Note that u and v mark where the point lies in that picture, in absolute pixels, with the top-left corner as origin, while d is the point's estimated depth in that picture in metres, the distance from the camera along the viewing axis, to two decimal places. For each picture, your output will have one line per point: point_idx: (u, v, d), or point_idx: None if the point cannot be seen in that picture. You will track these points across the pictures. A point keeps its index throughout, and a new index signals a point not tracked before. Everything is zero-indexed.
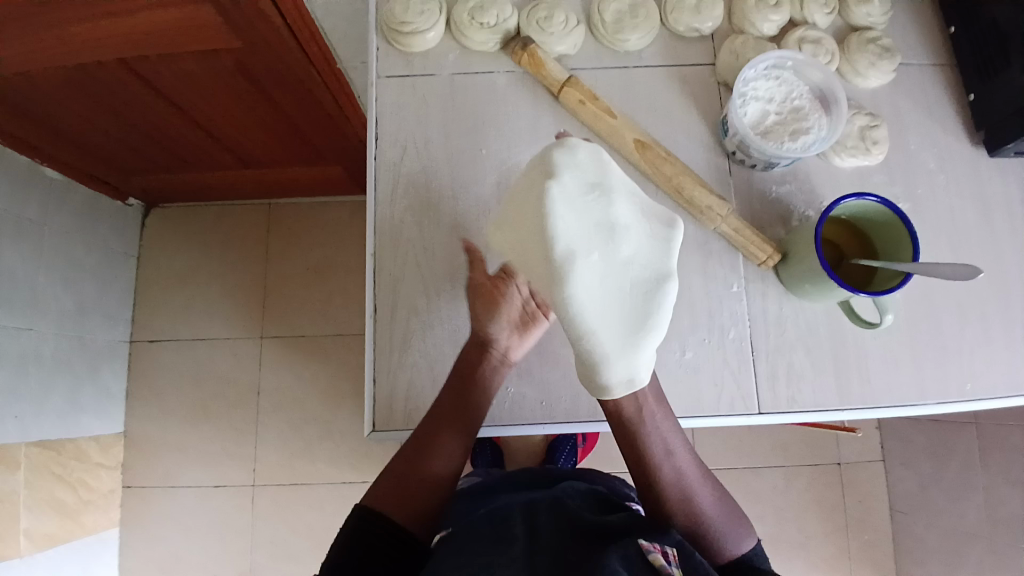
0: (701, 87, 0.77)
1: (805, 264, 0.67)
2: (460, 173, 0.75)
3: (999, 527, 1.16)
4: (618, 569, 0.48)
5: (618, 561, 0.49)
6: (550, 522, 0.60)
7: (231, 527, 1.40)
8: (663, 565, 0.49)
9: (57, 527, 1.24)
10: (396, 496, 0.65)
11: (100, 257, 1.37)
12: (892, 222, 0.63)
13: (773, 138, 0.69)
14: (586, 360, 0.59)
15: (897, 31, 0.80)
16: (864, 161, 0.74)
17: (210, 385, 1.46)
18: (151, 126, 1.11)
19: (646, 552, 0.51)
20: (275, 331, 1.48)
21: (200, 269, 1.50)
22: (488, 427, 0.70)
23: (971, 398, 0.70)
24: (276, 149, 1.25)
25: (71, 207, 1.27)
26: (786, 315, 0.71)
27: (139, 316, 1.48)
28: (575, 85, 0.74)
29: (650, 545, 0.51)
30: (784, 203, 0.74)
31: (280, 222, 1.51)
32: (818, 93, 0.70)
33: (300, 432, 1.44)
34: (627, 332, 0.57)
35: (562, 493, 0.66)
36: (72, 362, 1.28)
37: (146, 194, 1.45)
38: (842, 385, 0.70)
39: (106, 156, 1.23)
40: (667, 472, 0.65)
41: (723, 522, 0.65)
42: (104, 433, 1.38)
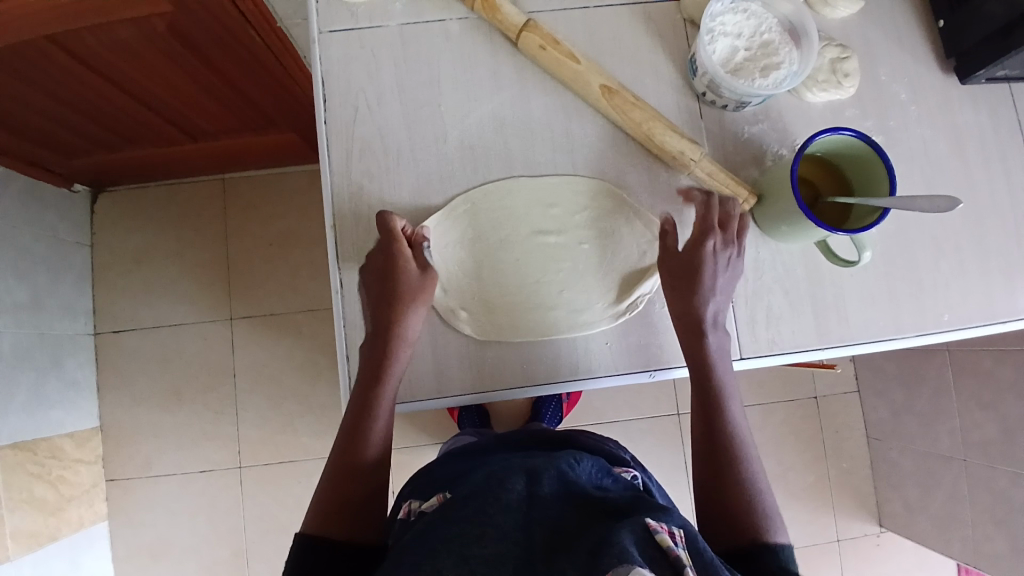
0: (667, 24, 0.73)
1: (781, 206, 0.65)
2: (419, 134, 0.70)
3: (971, 447, 1.22)
4: (632, 548, 0.49)
5: (628, 540, 0.50)
6: (553, 494, 0.59)
7: (222, 510, 1.39)
8: (670, 546, 0.50)
9: (42, 527, 1.21)
10: (339, 481, 0.63)
11: (50, 247, 1.30)
12: (867, 155, 0.62)
13: (744, 75, 0.66)
14: (587, 300, 0.69)
15: None
16: (836, 94, 0.72)
17: (182, 370, 1.42)
18: (91, 106, 1.04)
19: (654, 531, 0.52)
20: (244, 311, 1.43)
21: (159, 251, 1.43)
22: (469, 395, 0.67)
23: (946, 329, 0.71)
24: (224, 120, 1.18)
25: (13, 196, 1.20)
26: (763, 258, 0.70)
27: (100, 305, 1.42)
28: (533, 29, 0.69)
29: (656, 524, 0.53)
30: (756, 143, 0.71)
31: (236, 197, 1.45)
32: (787, 26, 0.67)
33: (283, 410, 1.41)
34: (618, 258, 0.70)
35: (561, 455, 0.66)
36: (35, 359, 1.23)
37: (92, 178, 1.37)
38: (821, 325, 0.70)
39: (42, 139, 1.14)
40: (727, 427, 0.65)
41: (767, 505, 0.61)
42: (78, 428, 1.34)
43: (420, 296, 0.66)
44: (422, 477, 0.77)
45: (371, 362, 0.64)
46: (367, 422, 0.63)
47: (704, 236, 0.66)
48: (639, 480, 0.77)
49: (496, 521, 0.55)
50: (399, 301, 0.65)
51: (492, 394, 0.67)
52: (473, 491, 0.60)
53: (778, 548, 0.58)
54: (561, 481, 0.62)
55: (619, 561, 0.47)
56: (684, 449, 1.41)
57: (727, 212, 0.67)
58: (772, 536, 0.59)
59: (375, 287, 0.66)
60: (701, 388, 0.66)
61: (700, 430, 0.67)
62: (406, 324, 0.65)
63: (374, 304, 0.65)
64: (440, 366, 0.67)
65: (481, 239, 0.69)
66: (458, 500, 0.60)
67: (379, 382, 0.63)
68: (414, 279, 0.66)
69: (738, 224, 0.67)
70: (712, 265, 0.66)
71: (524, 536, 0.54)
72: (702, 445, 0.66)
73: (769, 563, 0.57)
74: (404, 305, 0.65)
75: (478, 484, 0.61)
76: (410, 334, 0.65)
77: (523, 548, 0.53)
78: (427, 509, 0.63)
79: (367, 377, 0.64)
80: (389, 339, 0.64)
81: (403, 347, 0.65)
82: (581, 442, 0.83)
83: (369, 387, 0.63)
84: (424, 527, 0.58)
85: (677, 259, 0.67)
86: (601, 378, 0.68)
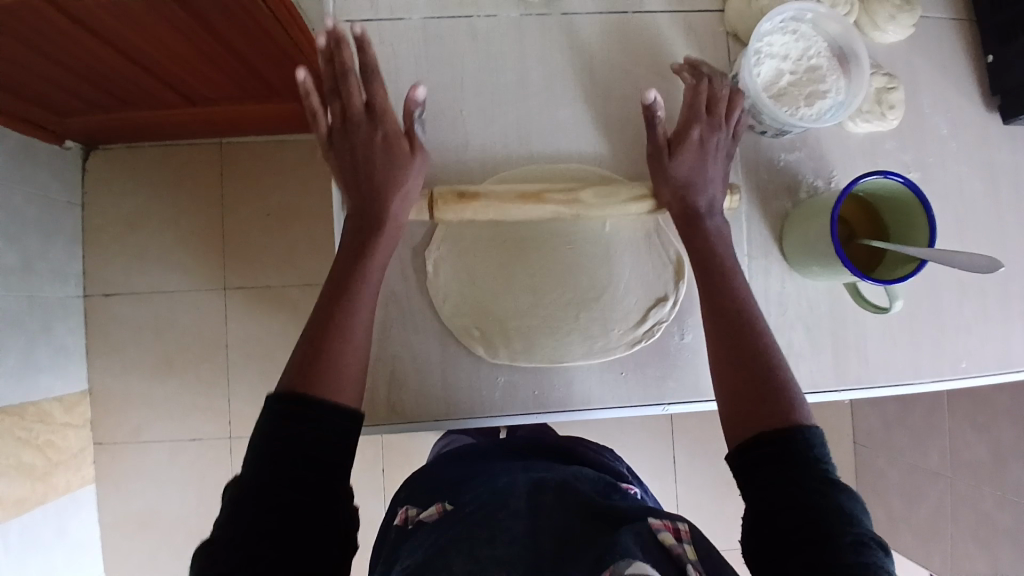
0: (708, 36, 0.69)
1: (814, 246, 0.62)
2: (440, 140, 0.66)
3: (959, 466, 1.23)
4: (633, 546, 0.46)
5: (629, 538, 0.48)
6: (558, 504, 0.58)
7: (211, 481, 1.39)
8: (673, 544, 0.48)
9: (29, 493, 1.20)
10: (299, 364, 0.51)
11: (40, 208, 1.25)
12: (911, 203, 0.59)
13: (787, 102, 0.63)
14: (594, 321, 0.67)
15: None
16: (878, 127, 0.68)
17: (175, 340, 1.39)
18: (90, 69, 0.99)
19: (656, 531, 0.50)
20: (240, 281, 1.39)
21: (153, 215, 1.38)
22: (479, 420, 0.65)
23: (962, 375, 0.70)
24: (228, 87, 1.12)
25: (6, 156, 1.15)
26: (787, 293, 0.68)
27: (91, 268, 1.38)
28: (440, 195, 0.63)
29: (659, 523, 0.51)
30: (791, 172, 0.68)
31: (235, 164, 1.39)
32: (837, 50, 0.64)
33: (275, 385, 1.39)
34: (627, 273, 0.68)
35: (568, 475, 0.65)
36: (24, 324, 1.20)
37: (85, 136, 1.31)
38: (840, 366, 0.68)
39: (35, 98, 1.09)
40: (741, 315, 0.56)
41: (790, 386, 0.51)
42: (67, 393, 1.32)
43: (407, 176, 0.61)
44: (418, 480, 0.75)
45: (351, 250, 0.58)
46: (339, 305, 0.55)
47: (691, 122, 0.62)
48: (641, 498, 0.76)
49: (506, 525, 0.54)
50: (381, 173, 0.60)
51: (501, 418, 0.65)
52: (480, 501, 0.59)
53: (806, 429, 0.47)
54: (565, 493, 0.60)
55: (620, 555, 0.45)
56: (674, 444, 1.36)
57: (714, 92, 0.63)
58: (802, 420, 0.48)
59: (353, 142, 0.61)
60: (710, 293, 0.58)
61: (712, 327, 0.56)
62: (393, 185, 0.60)
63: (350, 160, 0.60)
64: (451, 387, 0.65)
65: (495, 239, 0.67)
66: (463, 508, 0.59)
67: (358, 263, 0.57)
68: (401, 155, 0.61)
69: (729, 103, 0.63)
70: (706, 153, 0.62)
71: (532, 539, 0.53)
72: (723, 359, 0.54)
73: (800, 453, 0.46)
74: (387, 173, 0.60)
75: (484, 494, 0.60)
76: (395, 204, 0.60)
77: (531, 548, 0.52)
78: (426, 518, 0.62)
79: (343, 261, 0.58)
80: (375, 199, 0.60)
81: (388, 214, 0.60)
82: (583, 452, 0.81)
83: (347, 268, 0.57)
84: (429, 534, 0.57)
85: (676, 176, 0.62)
86: (615, 411, 0.67)
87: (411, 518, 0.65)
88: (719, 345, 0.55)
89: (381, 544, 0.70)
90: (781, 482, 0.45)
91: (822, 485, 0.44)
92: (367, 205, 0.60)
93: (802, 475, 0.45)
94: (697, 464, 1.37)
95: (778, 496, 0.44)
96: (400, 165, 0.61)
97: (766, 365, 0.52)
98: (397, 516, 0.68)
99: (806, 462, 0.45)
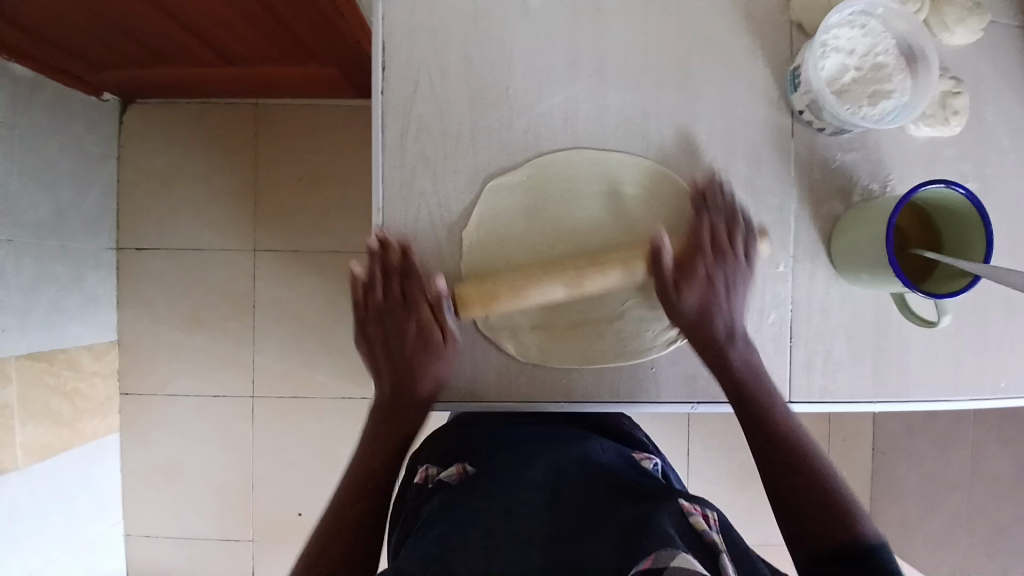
0: (769, 26, 0.66)
1: (865, 251, 0.60)
2: (482, 120, 0.65)
3: (979, 480, 1.21)
4: (670, 530, 0.46)
5: (666, 522, 0.47)
6: (578, 475, 0.59)
7: (232, 436, 1.42)
8: (705, 529, 0.48)
9: (55, 437, 1.25)
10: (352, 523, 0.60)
11: (76, 160, 1.26)
12: (970, 218, 0.56)
13: (849, 99, 0.60)
14: (622, 338, 0.67)
15: None
16: (939, 132, 0.65)
17: (203, 297, 1.41)
18: (129, 25, 0.99)
19: (687, 513, 0.50)
20: (269, 243, 1.40)
21: (187, 173, 1.39)
22: (505, 404, 0.67)
23: (1002, 396, 0.68)
24: (264, 47, 1.11)
25: (41, 106, 1.16)
26: (831, 298, 0.66)
27: (124, 221, 1.40)
28: (463, 294, 0.61)
29: (691, 506, 0.51)
30: (846, 174, 0.66)
31: (269, 125, 1.39)
32: (905, 48, 0.60)
33: (298, 349, 1.41)
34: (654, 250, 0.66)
35: (585, 442, 0.66)
36: (56, 273, 1.23)
37: (122, 90, 1.31)
38: (878, 378, 0.67)
39: (73, 50, 1.09)
40: (782, 432, 0.61)
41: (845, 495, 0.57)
42: (97, 342, 1.35)
43: (429, 348, 0.63)
44: (442, 437, 0.76)
45: (387, 408, 0.65)
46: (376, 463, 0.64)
47: (699, 258, 0.62)
48: (661, 469, 0.74)
49: (523, 500, 0.55)
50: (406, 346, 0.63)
51: (525, 406, 0.66)
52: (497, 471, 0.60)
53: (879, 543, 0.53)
54: (583, 464, 0.61)
55: (659, 540, 0.44)
56: (689, 435, 1.33)
57: (726, 224, 0.62)
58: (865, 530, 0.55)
59: (387, 325, 0.64)
60: (751, 419, 0.62)
61: (760, 448, 0.61)
62: (421, 374, 0.64)
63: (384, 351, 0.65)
64: (478, 373, 0.66)
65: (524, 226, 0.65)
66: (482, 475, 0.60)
67: (391, 430, 0.65)
68: (422, 330, 0.63)
69: (733, 236, 0.62)
70: (714, 285, 0.62)
71: (549, 516, 0.54)
72: (775, 471, 0.60)
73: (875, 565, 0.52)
74: (413, 353, 0.63)
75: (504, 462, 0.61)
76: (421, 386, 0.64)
77: (549, 526, 0.52)
78: (448, 479, 0.64)
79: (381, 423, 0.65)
80: (403, 369, 0.64)
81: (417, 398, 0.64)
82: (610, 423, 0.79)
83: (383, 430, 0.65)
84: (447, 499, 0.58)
85: (690, 306, 0.62)
86: (641, 407, 0.67)
87: (430, 478, 0.66)
88: (766, 461, 0.61)
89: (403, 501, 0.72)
90: None
91: None
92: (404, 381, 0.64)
93: None
94: (709, 458, 1.34)
95: None
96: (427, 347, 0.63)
97: (816, 480, 0.58)
98: (418, 473, 0.69)
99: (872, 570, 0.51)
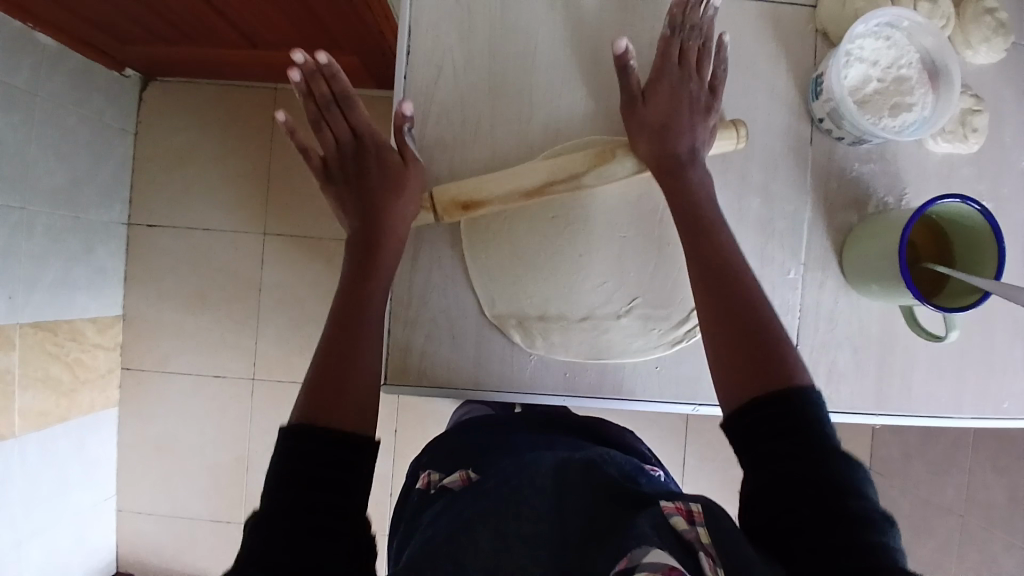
0: (794, 34, 0.66)
1: (876, 261, 0.60)
2: (503, 110, 0.66)
3: (973, 507, 1.20)
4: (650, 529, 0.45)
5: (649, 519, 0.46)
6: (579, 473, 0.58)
7: (229, 417, 1.42)
8: (694, 530, 0.46)
9: (54, 406, 1.25)
10: (326, 379, 0.54)
11: (94, 131, 1.27)
12: (983, 235, 0.57)
13: (869, 110, 0.60)
14: (625, 333, 0.67)
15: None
16: (956, 149, 0.65)
17: (210, 277, 1.41)
18: (158, 0, 1.00)
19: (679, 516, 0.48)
20: (279, 228, 1.41)
21: (203, 152, 1.40)
22: (508, 395, 0.66)
23: (1004, 417, 0.68)
24: (288, 33, 1.12)
25: (63, 75, 1.16)
26: (840, 309, 0.66)
27: (137, 196, 1.40)
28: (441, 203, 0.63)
29: (682, 506, 0.49)
30: (862, 185, 0.66)
31: (287, 110, 1.40)
32: (929, 63, 0.61)
33: (301, 334, 1.41)
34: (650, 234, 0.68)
35: (596, 450, 0.65)
36: (66, 242, 1.23)
37: (144, 66, 1.32)
38: (882, 391, 0.67)
39: (99, 22, 1.10)
40: (729, 275, 0.56)
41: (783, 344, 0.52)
42: (101, 315, 1.35)
43: (388, 177, 0.62)
44: (444, 440, 0.76)
45: (354, 250, 0.61)
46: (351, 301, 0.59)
47: (667, 78, 0.62)
48: (663, 479, 0.73)
49: (527, 502, 0.54)
50: (364, 179, 0.63)
51: (530, 397, 0.66)
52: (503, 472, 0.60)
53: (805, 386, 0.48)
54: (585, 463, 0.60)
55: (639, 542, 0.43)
56: (685, 445, 1.33)
57: (687, 50, 0.62)
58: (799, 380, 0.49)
59: (350, 164, 0.64)
60: (702, 267, 0.57)
61: (701, 290, 0.57)
62: (392, 193, 0.62)
63: (352, 183, 0.63)
64: (483, 362, 0.67)
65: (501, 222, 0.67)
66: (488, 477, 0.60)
67: (360, 267, 0.60)
68: (381, 160, 0.63)
69: (697, 59, 0.62)
70: (682, 110, 0.62)
71: (552, 520, 0.53)
72: (716, 321, 0.55)
73: (796, 413, 0.47)
74: (376, 182, 0.62)
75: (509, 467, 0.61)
76: (393, 200, 0.62)
77: (554, 533, 0.51)
78: (449, 484, 0.63)
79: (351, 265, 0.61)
80: (366, 212, 0.62)
81: (393, 216, 0.62)
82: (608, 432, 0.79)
83: (353, 272, 0.60)
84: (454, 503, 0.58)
85: (653, 136, 0.61)
86: (644, 405, 0.67)
87: (434, 484, 0.66)
88: (708, 305, 0.56)
89: (405, 505, 0.71)
90: (780, 443, 0.46)
91: (818, 443, 0.45)
92: (373, 203, 0.62)
93: (801, 438, 0.46)
94: (704, 469, 1.33)
95: (777, 471, 0.45)
96: (388, 174, 0.63)
97: (755, 327, 0.53)
98: (419, 479, 0.69)
99: (803, 426, 0.46)
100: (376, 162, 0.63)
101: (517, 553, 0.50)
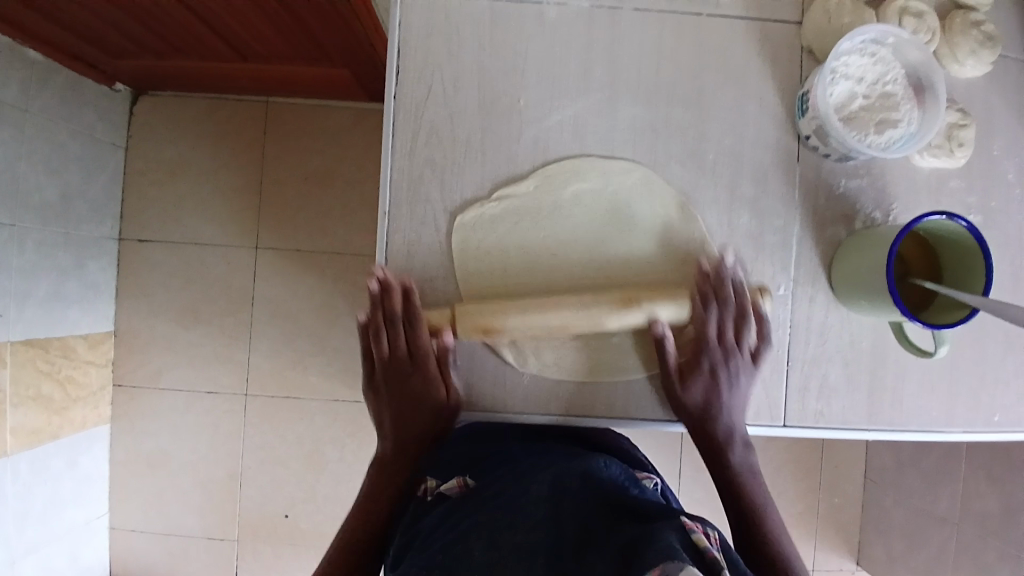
0: (781, 50, 0.67)
1: (864, 277, 0.61)
2: (492, 129, 0.66)
3: (967, 514, 1.19)
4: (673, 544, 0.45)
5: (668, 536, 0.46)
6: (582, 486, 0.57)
7: (222, 432, 1.41)
8: (707, 548, 0.46)
9: (45, 424, 1.24)
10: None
11: (85, 146, 1.27)
12: (971, 252, 0.57)
13: (856, 126, 0.60)
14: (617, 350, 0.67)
15: (1003, 13, 0.69)
16: (943, 163, 0.66)
17: (202, 291, 1.40)
18: (148, 13, 0.99)
19: (690, 531, 0.48)
20: (271, 242, 1.40)
21: (194, 166, 1.40)
22: (500, 413, 0.66)
23: (995, 430, 0.68)
24: (279, 45, 1.11)
25: (52, 90, 1.16)
26: (830, 324, 0.66)
27: (128, 211, 1.40)
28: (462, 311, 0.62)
29: (692, 524, 0.49)
30: (851, 200, 0.66)
31: (278, 123, 1.39)
32: (914, 78, 0.61)
33: (293, 348, 1.40)
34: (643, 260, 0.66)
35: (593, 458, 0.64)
36: (57, 258, 1.22)
37: (135, 80, 1.32)
38: (873, 406, 0.67)
39: (89, 35, 1.09)
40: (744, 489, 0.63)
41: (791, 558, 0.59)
42: (92, 331, 1.34)
43: (429, 399, 0.64)
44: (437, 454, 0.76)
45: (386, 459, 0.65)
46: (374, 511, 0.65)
47: (706, 355, 0.62)
48: (660, 488, 0.73)
49: (528, 512, 0.54)
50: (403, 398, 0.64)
51: (521, 416, 0.66)
52: (501, 487, 0.59)
53: None
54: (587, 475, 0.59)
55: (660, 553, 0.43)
56: (681, 455, 1.33)
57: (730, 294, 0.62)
58: None
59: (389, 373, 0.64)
60: (722, 477, 0.64)
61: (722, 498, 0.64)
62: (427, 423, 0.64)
63: (392, 393, 0.64)
64: (474, 380, 0.66)
65: (501, 255, 0.65)
66: (484, 493, 0.59)
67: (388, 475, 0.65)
68: (421, 388, 0.63)
69: (740, 318, 0.62)
70: (719, 377, 0.63)
71: (555, 528, 0.52)
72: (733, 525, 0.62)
73: None
74: (415, 403, 0.64)
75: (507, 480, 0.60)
76: (431, 439, 0.65)
77: (555, 539, 0.51)
78: (447, 491, 0.65)
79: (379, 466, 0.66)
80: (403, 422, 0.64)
81: (422, 440, 0.65)
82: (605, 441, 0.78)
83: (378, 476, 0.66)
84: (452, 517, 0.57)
85: (693, 400, 0.63)
86: (636, 423, 0.67)
87: (430, 490, 0.67)
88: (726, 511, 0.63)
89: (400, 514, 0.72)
90: None
91: None
92: (408, 418, 0.64)
93: None
94: (699, 479, 1.33)
95: None
96: (427, 398, 0.63)
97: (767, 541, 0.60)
98: (417, 485, 0.70)
99: None
100: (417, 387, 0.63)
101: (512, 561, 0.49)
